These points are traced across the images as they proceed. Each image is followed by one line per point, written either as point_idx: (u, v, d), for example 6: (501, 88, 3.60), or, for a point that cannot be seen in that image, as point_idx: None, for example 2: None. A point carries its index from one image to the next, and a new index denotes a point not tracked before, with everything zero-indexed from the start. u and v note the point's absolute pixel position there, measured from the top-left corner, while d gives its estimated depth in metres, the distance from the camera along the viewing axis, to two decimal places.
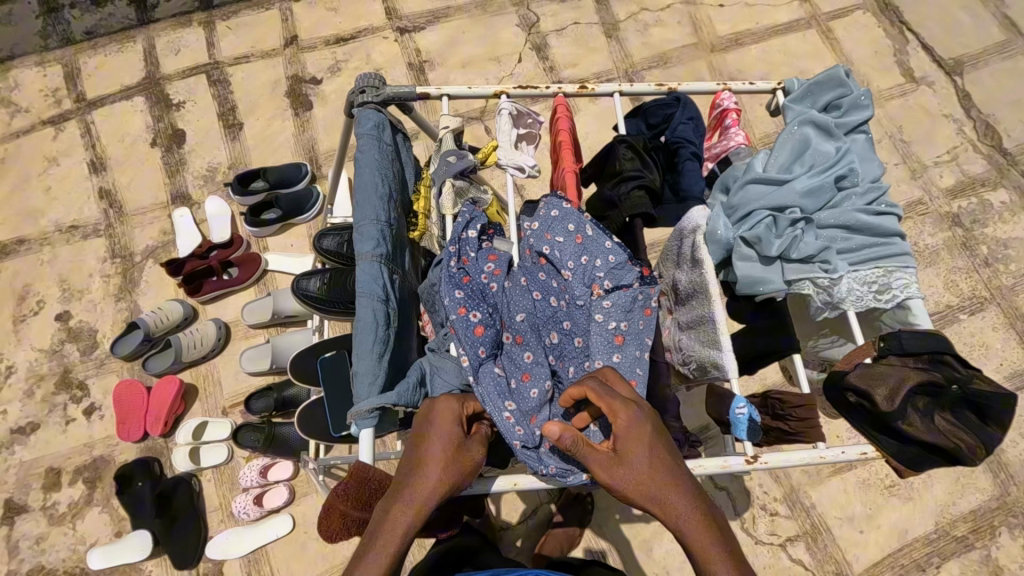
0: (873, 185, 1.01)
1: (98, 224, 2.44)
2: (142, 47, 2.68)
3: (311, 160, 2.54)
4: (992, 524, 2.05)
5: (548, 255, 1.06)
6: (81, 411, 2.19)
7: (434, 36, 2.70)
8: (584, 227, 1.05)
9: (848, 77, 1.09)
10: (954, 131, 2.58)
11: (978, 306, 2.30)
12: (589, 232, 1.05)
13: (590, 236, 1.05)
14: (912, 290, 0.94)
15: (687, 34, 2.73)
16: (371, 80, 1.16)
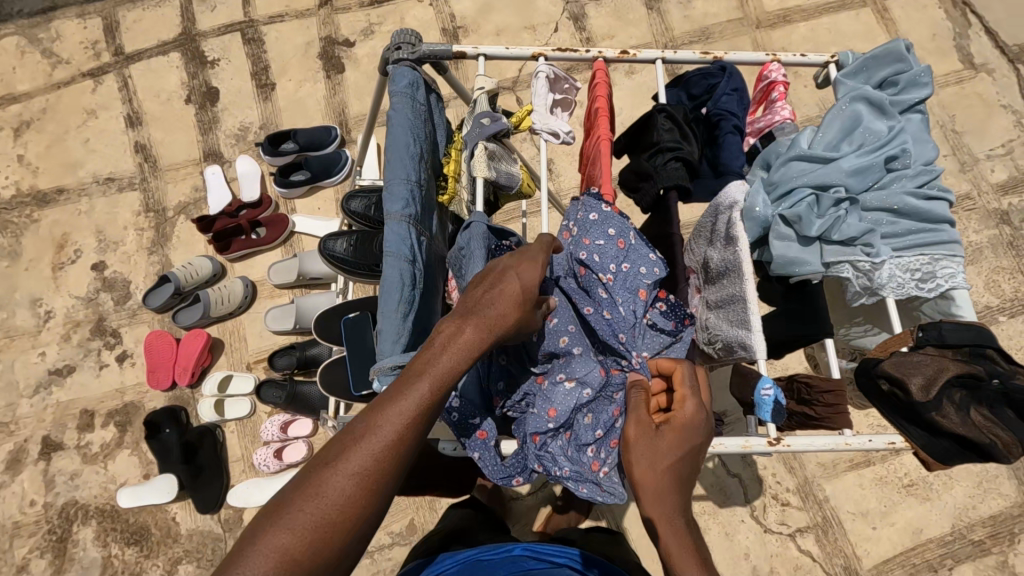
0: (926, 168, 0.96)
1: (133, 178, 2.49)
2: (179, 2, 2.69)
3: (341, 124, 2.54)
4: (1012, 531, 2.00)
5: (587, 262, 1.00)
6: (114, 358, 2.27)
7: (469, 1, 2.64)
8: (627, 232, 1.01)
9: (908, 52, 1.03)
10: (1012, 123, 2.44)
11: (1019, 308, 2.20)
12: (631, 239, 1.01)
13: (631, 243, 1.01)
14: (957, 279, 0.90)
15: (732, 8, 2.61)
16: (407, 37, 1.14)
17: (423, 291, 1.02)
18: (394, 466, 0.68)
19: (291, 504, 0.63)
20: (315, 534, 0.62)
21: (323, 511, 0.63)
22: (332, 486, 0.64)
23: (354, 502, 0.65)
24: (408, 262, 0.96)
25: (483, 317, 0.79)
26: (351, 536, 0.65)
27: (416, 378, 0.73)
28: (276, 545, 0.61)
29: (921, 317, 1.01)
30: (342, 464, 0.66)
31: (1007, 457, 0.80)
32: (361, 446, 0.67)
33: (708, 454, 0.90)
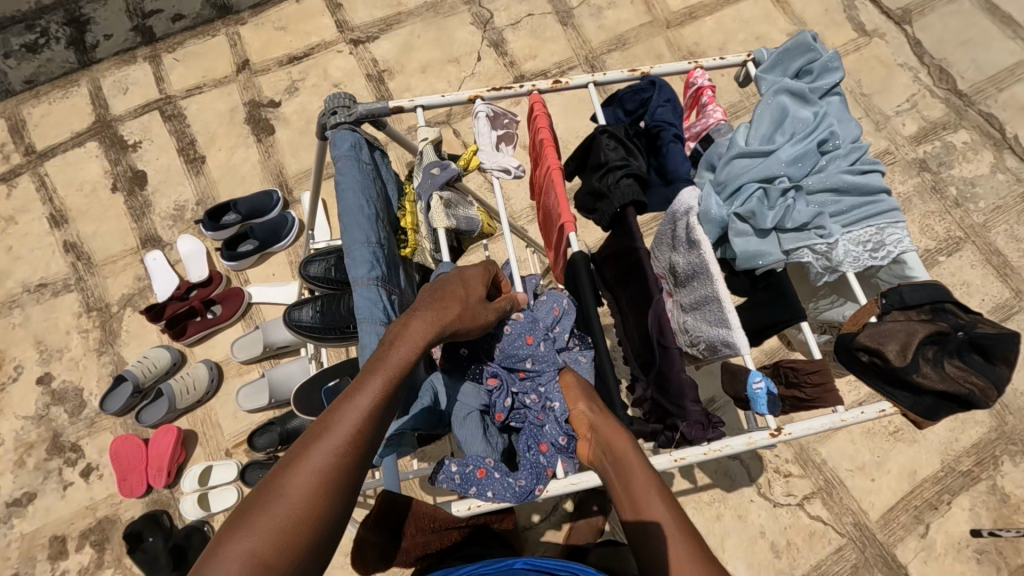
0: (855, 145, 1.02)
1: (68, 279, 2.35)
2: (88, 90, 2.59)
3: (282, 185, 2.48)
4: (995, 454, 2.11)
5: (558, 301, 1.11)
6: (78, 473, 2.11)
7: (388, 44, 2.66)
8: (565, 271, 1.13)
9: (815, 42, 1.10)
10: (910, 79, 2.64)
11: (954, 246, 2.36)
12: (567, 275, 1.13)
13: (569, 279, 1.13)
14: (905, 244, 0.96)
15: (641, 13, 2.73)
16: (342, 100, 1.13)
17: None
18: (354, 459, 0.68)
19: (250, 510, 0.62)
20: (280, 537, 0.61)
21: (286, 513, 0.62)
22: (292, 487, 0.64)
23: (316, 500, 0.64)
24: (384, 324, 0.94)
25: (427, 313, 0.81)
26: (317, 536, 0.63)
27: (367, 376, 0.74)
28: (240, 551, 0.59)
29: (880, 284, 1.07)
30: (301, 466, 0.65)
31: (986, 401, 0.84)
32: (318, 447, 0.67)
33: (716, 458, 0.92)
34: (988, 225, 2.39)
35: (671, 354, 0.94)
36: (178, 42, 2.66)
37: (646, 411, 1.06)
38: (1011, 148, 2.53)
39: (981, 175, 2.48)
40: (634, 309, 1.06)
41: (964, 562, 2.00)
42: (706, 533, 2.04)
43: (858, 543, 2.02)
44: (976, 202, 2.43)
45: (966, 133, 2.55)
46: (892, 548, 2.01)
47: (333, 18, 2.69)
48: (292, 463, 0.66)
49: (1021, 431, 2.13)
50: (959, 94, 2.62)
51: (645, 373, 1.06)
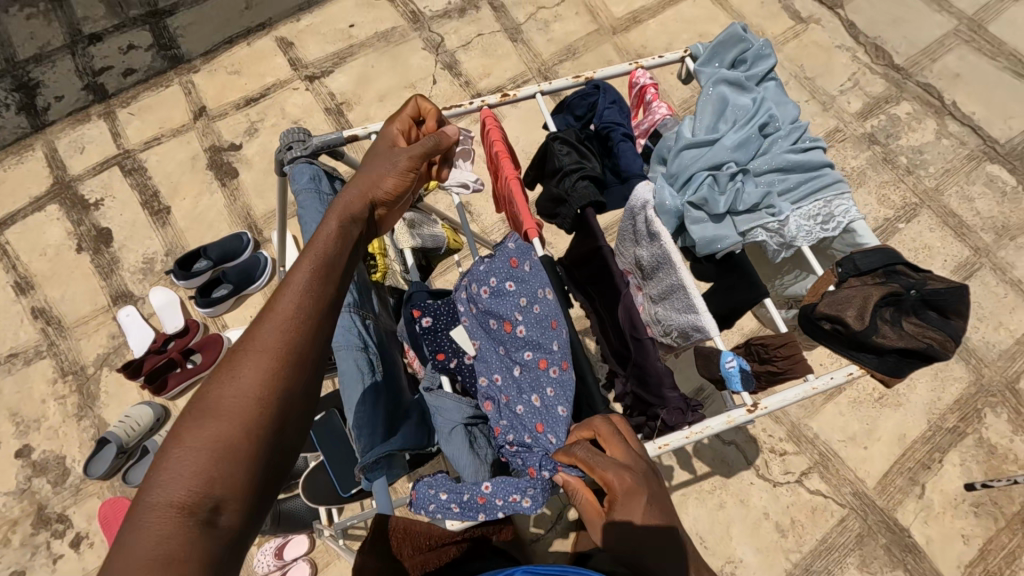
0: (794, 126, 1.07)
1: (39, 346, 2.30)
2: (43, 153, 2.56)
3: (251, 227, 2.47)
4: (977, 408, 2.17)
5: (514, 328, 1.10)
6: (67, 544, 2.04)
7: (344, 77, 2.69)
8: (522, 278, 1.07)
9: (746, 32, 1.15)
10: (849, 59, 2.76)
11: (911, 213, 2.45)
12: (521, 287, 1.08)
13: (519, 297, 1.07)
14: (852, 214, 1.00)
15: (587, 22, 2.82)
16: (297, 135, 1.15)
17: (386, 373, 1.03)
18: (303, 333, 0.66)
19: (211, 397, 0.61)
20: (244, 418, 0.60)
21: (247, 395, 0.61)
22: (250, 370, 0.62)
23: (271, 378, 0.62)
24: (361, 350, 0.98)
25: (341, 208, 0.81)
26: (282, 413, 0.62)
27: (300, 260, 0.73)
28: (205, 436, 0.58)
29: (836, 255, 1.11)
30: (253, 346, 0.64)
31: (946, 353, 0.87)
32: (261, 327, 0.65)
33: (700, 441, 0.94)
34: (940, 189, 2.49)
35: (645, 346, 0.96)
36: (132, 96, 2.66)
37: (628, 405, 1.08)
38: (951, 114, 2.65)
39: (927, 142, 2.58)
40: (606, 309, 1.08)
41: (963, 518, 2.04)
42: (711, 521, 2.06)
43: (859, 512, 2.05)
44: (926, 168, 2.53)
45: (908, 104, 2.67)
46: (892, 512, 2.05)
47: (286, 58, 2.72)
48: (241, 348, 0.64)
49: (998, 382, 2.21)
50: (897, 68, 2.74)
51: (623, 367, 1.08)
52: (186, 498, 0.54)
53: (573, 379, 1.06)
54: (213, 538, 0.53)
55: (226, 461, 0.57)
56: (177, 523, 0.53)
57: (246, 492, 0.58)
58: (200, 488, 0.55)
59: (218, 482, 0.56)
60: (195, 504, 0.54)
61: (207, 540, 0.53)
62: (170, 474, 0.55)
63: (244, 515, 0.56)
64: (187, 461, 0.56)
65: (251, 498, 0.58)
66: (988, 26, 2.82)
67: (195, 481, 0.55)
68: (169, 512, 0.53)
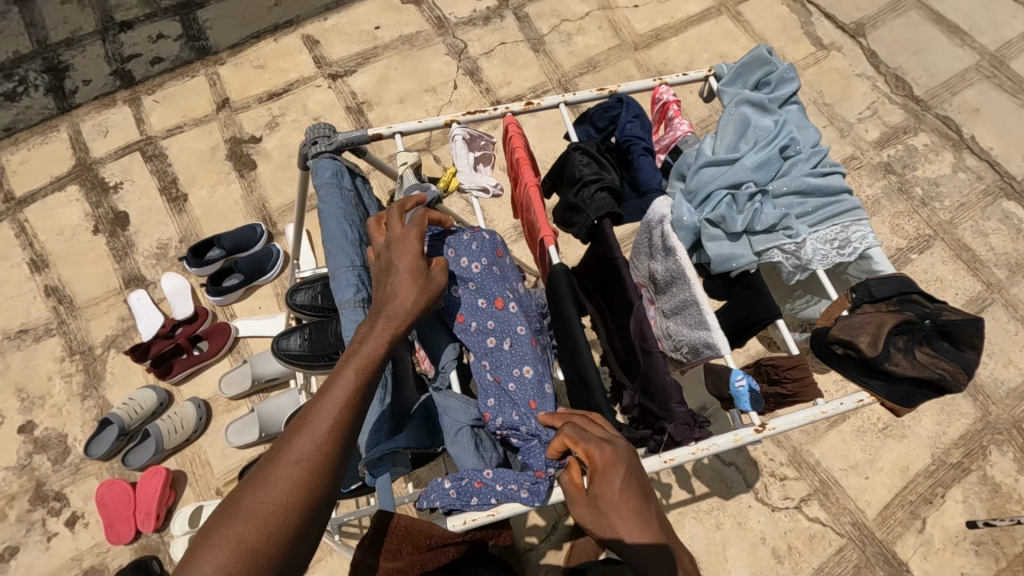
0: (814, 150, 1.08)
1: (49, 323, 2.32)
2: (67, 134, 2.60)
3: (265, 219, 2.50)
4: (982, 445, 2.15)
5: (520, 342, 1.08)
6: (63, 523, 2.05)
7: (366, 77, 2.72)
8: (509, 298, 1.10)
9: (771, 55, 1.16)
10: (868, 88, 2.77)
11: (924, 244, 2.44)
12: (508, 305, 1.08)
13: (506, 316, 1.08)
14: (869, 240, 1.01)
15: (609, 36, 2.85)
16: (322, 130, 1.16)
17: (394, 371, 1.03)
18: (336, 447, 0.73)
19: (243, 497, 0.67)
20: (267, 523, 0.66)
21: (272, 505, 0.67)
22: (280, 478, 0.69)
23: (298, 492, 0.69)
24: None
25: (390, 311, 0.86)
26: (305, 519, 0.69)
27: (340, 369, 0.79)
28: (231, 536, 0.64)
29: (850, 280, 1.11)
30: (289, 454, 0.71)
31: (957, 384, 0.88)
32: (301, 440, 0.72)
33: (706, 458, 0.94)
34: (955, 222, 2.49)
35: (655, 359, 0.96)
36: (158, 83, 2.70)
37: (635, 417, 1.07)
38: (969, 148, 2.64)
39: (944, 175, 2.58)
40: (616, 320, 1.08)
41: (963, 555, 2.01)
42: (707, 542, 2.04)
43: (858, 542, 2.03)
44: (942, 200, 2.53)
45: (926, 136, 2.67)
46: (891, 545, 2.02)
47: (310, 55, 2.76)
48: (279, 454, 0.71)
49: (1005, 419, 2.18)
50: (916, 100, 2.74)
51: (631, 379, 1.08)
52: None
53: (581, 387, 1.05)
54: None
55: (248, 565, 0.64)
56: None
57: None
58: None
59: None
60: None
61: None
62: (196, 575, 0.62)
63: None
64: (211, 560, 0.63)
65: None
66: (1010, 62, 2.82)
67: None
68: None
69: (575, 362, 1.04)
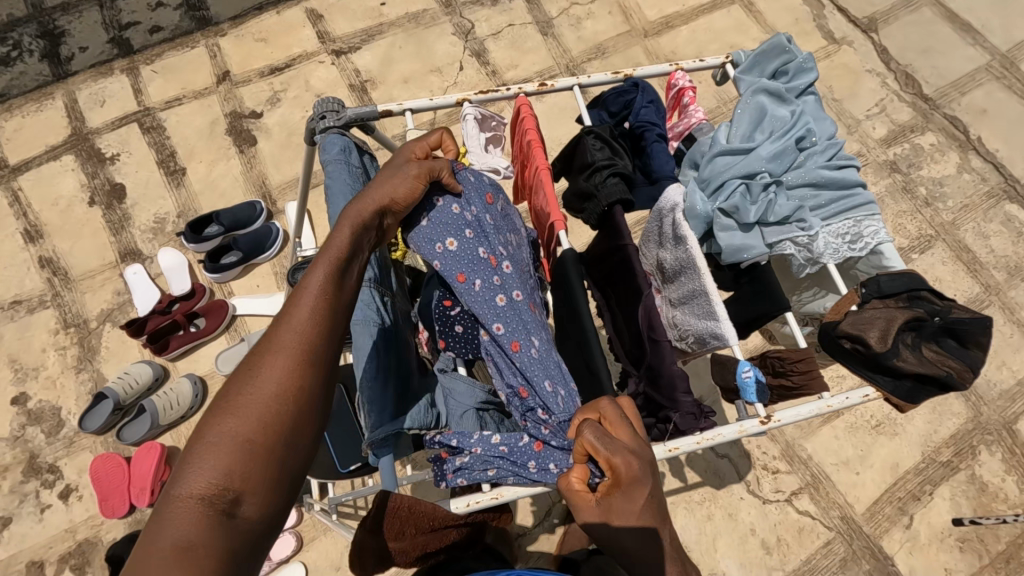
0: (830, 142, 1.06)
1: (44, 295, 2.29)
2: (63, 103, 2.54)
3: (265, 196, 2.46)
4: (972, 444, 2.17)
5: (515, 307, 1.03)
6: (56, 495, 2.05)
7: (371, 55, 2.67)
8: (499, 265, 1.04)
9: (790, 44, 1.14)
10: (877, 84, 2.74)
11: (926, 244, 2.44)
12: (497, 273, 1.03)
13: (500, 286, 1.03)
14: (881, 236, 1.00)
15: (619, 22, 2.80)
16: (330, 105, 1.14)
17: (398, 353, 1.02)
18: (318, 335, 0.74)
19: (234, 395, 0.68)
20: (264, 412, 0.67)
21: (266, 396, 0.68)
22: (269, 367, 0.70)
23: (292, 380, 0.70)
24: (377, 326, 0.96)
25: (363, 209, 0.89)
26: (299, 408, 0.70)
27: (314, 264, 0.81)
28: (226, 432, 0.65)
29: (859, 276, 1.11)
30: (272, 346, 0.72)
31: (962, 383, 0.87)
32: (284, 331, 0.73)
33: (710, 447, 0.94)
34: (957, 223, 2.49)
35: (662, 348, 0.96)
36: (158, 54, 2.64)
37: (638, 406, 1.07)
38: (975, 149, 2.63)
39: (948, 175, 2.57)
40: (623, 309, 1.08)
41: (948, 551, 2.05)
42: (698, 532, 2.06)
43: (846, 536, 2.06)
44: (945, 201, 2.53)
45: (933, 135, 2.65)
46: (878, 539, 2.05)
47: (314, 30, 2.70)
48: (262, 350, 0.72)
49: (996, 420, 2.21)
50: (924, 98, 2.73)
51: (636, 368, 1.07)
52: (209, 491, 0.61)
53: (586, 374, 1.05)
54: (235, 528, 0.61)
55: (249, 454, 0.65)
56: (201, 513, 0.60)
57: (267, 486, 0.65)
58: (223, 482, 0.62)
59: (241, 478, 0.63)
60: (219, 496, 0.61)
61: (229, 529, 0.60)
62: (196, 468, 0.62)
63: (262, 510, 0.63)
64: (212, 455, 0.63)
65: (272, 492, 0.65)
66: (1020, 64, 2.80)
67: (219, 474, 0.62)
68: (193, 502, 0.60)
69: (582, 349, 1.03)
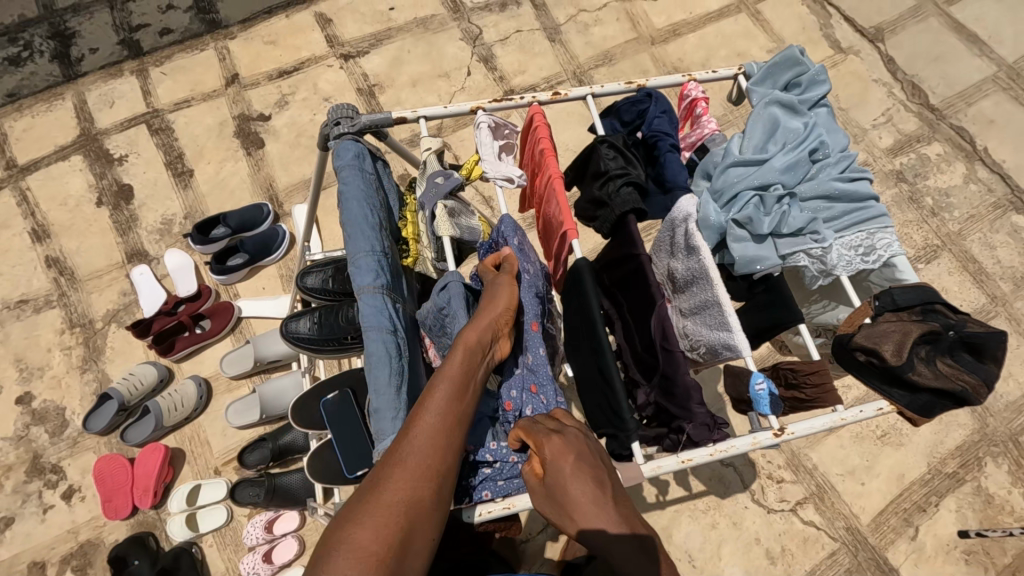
0: (844, 154, 1.07)
1: (50, 295, 2.30)
2: (73, 103, 2.55)
3: (272, 198, 2.47)
4: (978, 456, 2.16)
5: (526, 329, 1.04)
6: (59, 495, 2.04)
7: (379, 59, 2.68)
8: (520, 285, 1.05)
9: (803, 56, 1.15)
10: (884, 94, 2.75)
11: (933, 254, 2.43)
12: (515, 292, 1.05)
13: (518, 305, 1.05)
14: (895, 248, 1.00)
15: (626, 29, 2.81)
16: (344, 111, 1.14)
17: (409, 359, 1.01)
18: (442, 455, 0.76)
19: (364, 512, 0.69)
20: (392, 530, 0.68)
21: (388, 507, 0.70)
22: (394, 485, 0.72)
23: (415, 498, 0.72)
24: (390, 332, 0.95)
25: (487, 318, 0.91)
26: (422, 528, 0.70)
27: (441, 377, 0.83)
28: (356, 550, 0.65)
29: (872, 288, 1.11)
30: (400, 464, 0.74)
31: (978, 398, 0.87)
32: (406, 444, 0.76)
33: (724, 459, 0.94)
34: (964, 233, 2.48)
35: (675, 358, 0.96)
36: (167, 56, 2.65)
37: (649, 415, 1.07)
38: (981, 159, 2.63)
39: (955, 185, 2.57)
40: (635, 318, 1.08)
41: (954, 563, 2.03)
42: (701, 541, 2.05)
43: (851, 546, 2.04)
44: (951, 211, 2.52)
45: (939, 145, 2.65)
46: (883, 551, 2.04)
47: (323, 33, 2.71)
48: (387, 467, 0.74)
49: (1002, 432, 2.20)
50: (931, 108, 2.73)
51: (647, 377, 1.07)
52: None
53: (598, 383, 1.04)
54: None
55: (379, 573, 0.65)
56: None
57: None
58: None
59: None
60: None
61: None
62: None
63: None
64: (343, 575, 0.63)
65: None
66: None
67: None
68: None
69: (594, 359, 1.03)
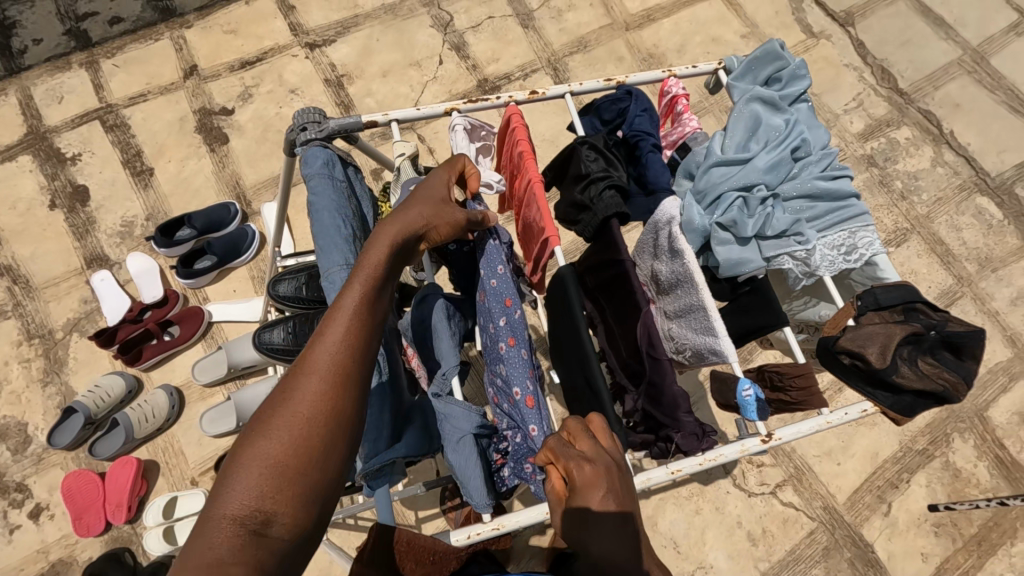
0: (824, 152, 1.06)
1: (3, 305, 2.17)
2: (17, 99, 2.39)
3: (239, 197, 2.37)
4: (946, 432, 2.24)
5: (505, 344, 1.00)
6: (25, 515, 1.96)
7: (346, 47, 2.58)
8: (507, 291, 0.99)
9: (783, 50, 1.12)
10: (855, 79, 2.77)
11: (902, 238, 2.48)
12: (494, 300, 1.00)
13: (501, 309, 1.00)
14: (876, 247, 1.00)
15: (600, 15, 2.76)
16: (310, 115, 1.08)
17: (391, 373, 0.98)
18: (356, 358, 0.70)
19: (274, 412, 0.65)
20: (300, 434, 0.63)
21: (298, 420, 0.64)
22: (301, 389, 0.66)
23: (325, 398, 0.66)
24: None
25: (399, 219, 0.83)
26: (336, 430, 0.66)
27: (350, 279, 0.76)
28: (263, 452, 0.62)
29: (854, 286, 1.11)
30: (309, 367, 0.68)
31: (958, 396, 0.89)
32: (318, 349, 0.69)
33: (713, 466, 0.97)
34: (931, 216, 2.54)
35: (662, 366, 0.94)
36: (118, 46, 2.49)
37: (636, 420, 1.06)
38: (948, 142, 2.69)
39: (923, 169, 2.62)
40: (620, 322, 1.06)
41: (924, 536, 2.12)
42: (686, 527, 2.09)
43: (827, 525, 2.11)
44: (919, 193, 2.58)
45: (908, 129, 2.70)
46: (858, 527, 2.11)
47: (285, 21, 2.59)
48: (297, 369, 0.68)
49: (968, 408, 2.28)
50: (900, 92, 2.76)
51: (634, 384, 1.07)
52: (241, 510, 0.58)
53: (586, 391, 1.02)
54: (266, 547, 0.57)
55: (286, 474, 0.61)
56: (233, 532, 0.57)
57: (296, 508, 0.61)
58: (256, 502, 0.59)
59: (275, 499, 0.60)
60: (249, 516, 0.58)
61: (259, 551, 0.57)
62: (230, 489, 0.59)
63: (292, 529, 0.60)
64: (246, 473, 0.60)
65: (303, 513, 0.61)
66: (990, 58, 2.85)
67: (254, 495, 0.59)
68: (226, 523, 0.57)
69: (580, 368, 1.01)
